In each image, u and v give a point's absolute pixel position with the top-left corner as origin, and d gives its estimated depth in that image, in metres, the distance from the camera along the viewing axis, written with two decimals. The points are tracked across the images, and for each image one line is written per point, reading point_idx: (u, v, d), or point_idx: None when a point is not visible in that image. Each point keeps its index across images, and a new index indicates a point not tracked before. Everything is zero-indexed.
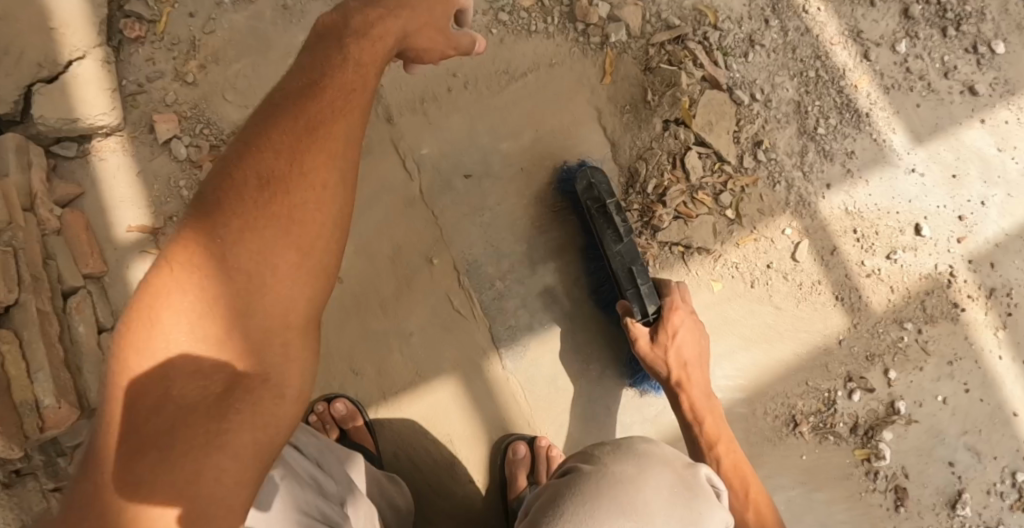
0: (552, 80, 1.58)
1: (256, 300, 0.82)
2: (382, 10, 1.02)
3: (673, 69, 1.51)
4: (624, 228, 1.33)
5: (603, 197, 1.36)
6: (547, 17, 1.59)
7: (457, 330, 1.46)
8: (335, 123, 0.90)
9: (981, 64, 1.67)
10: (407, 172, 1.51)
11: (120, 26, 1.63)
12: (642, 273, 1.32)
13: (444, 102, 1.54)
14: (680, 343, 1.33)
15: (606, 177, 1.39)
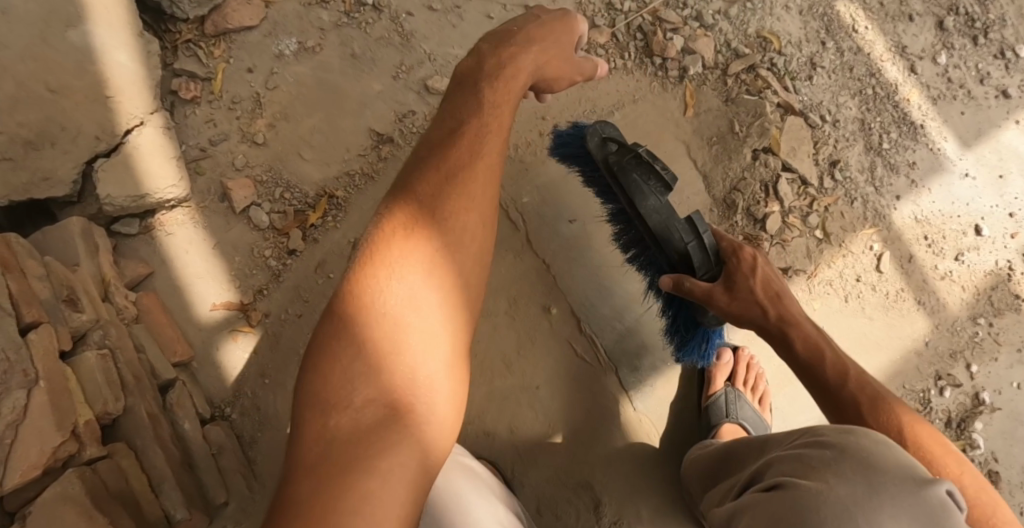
0: (637, 114, 1.61)
1: (452, 290, 0.84)
2: (516, 48, 1.00)
3: (757, 99, 1.59)
4: (670, 176, 1.16)
5: (625, 142, 1.20)
6: (623, 52, 1.62)
7: (587, 377, 1.43)
8: (466, 143, 0.91)
9: (1009, 68, 1.77)
10: (512, 222, 1.48)
11: (173, 86, 1.54)
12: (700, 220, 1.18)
13: (539, 147, 1.52)
14: (764, 277, 1.18)
15: (618, 128, 1.24)
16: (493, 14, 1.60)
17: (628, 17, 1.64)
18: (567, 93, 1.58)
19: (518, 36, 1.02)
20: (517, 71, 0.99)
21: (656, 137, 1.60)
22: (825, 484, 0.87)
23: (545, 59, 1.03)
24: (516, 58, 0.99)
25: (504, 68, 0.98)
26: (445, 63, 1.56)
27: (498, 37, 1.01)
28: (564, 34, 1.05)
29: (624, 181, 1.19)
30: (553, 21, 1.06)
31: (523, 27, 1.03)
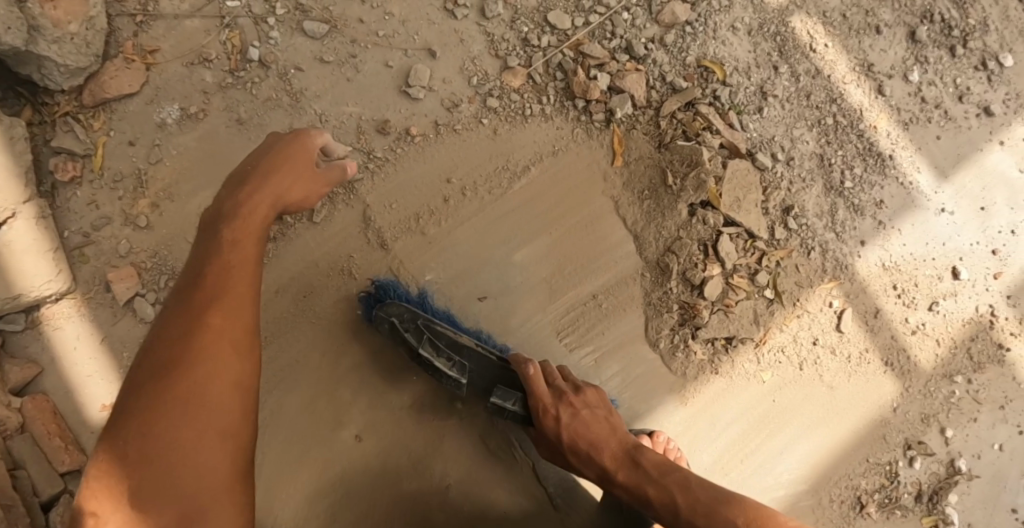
0: (556, 170, 1.41)
1: (199, 440, 0.92)
2: (250, 188, 1.13)
3: (692, 145, 1.39)
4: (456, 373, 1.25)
5: (411, 342, 1.26)
6: (541, 96, 1.43)
7: (502, 465, 1.36)
8: (230, 261, 1.04)
9: (993, 81, 1.57)
10: (414, 304, 1.33)
11: (51, 168, 1.41)
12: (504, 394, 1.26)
13: (444, 216, 1.36)
14: (569, 427, 1.21)
15: (402, 309, 1.27)
16: (393, 63, 1.43)
17: (546, 54, 1.45)
18: (474, 150, 1.39)
19: (260, 175, 1.16)
20: (258, 205, 1.12)
21: (578, 194, 1.41)
22: None
23: (285, 194, 1.16)
24: (250, 201, 1.12)
25: (243, 214, 1.10)
26: (339, 123, 1.40)
27: (238, 181, 1.16)
28: (300, 151, 1.20)
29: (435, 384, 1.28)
30: (284, 146, 1.21)
31: (254, 165, 1.17)
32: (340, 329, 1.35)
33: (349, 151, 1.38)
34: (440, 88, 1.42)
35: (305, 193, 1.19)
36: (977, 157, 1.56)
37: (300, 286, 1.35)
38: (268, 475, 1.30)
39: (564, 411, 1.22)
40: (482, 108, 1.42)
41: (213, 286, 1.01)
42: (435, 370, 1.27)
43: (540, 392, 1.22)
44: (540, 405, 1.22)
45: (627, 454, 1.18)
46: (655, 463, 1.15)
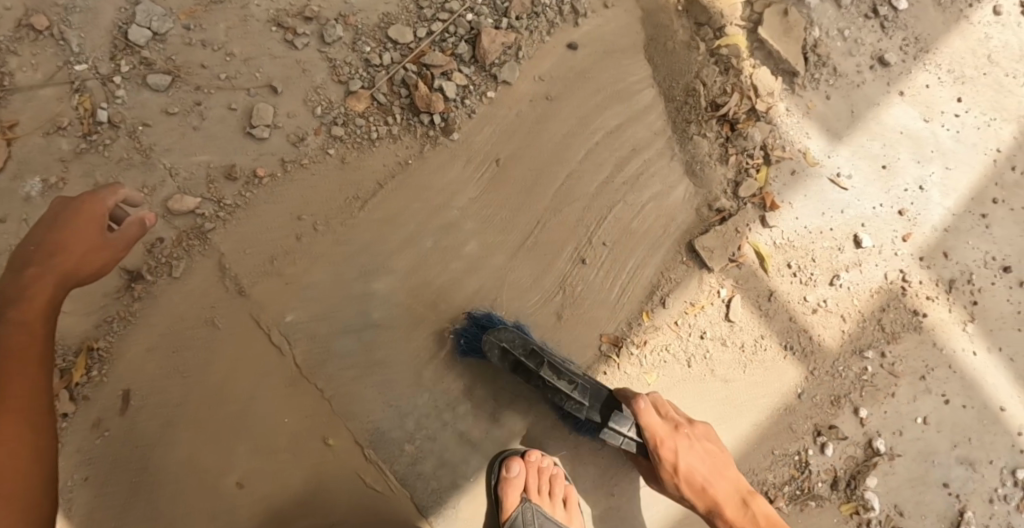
0: (407, 191, 1.36)
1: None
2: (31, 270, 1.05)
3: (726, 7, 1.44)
4: (573, 378, 1.24)
5: (527, 350, 1.25)
6: (388, 116, 1.39)
7: (401, 503, 1.30)
8: (13, 342, 1.00)
9: (885, 28, 1.50)
10: (278, 347, 1.33)
11: None
12: (583, 399, 1.24)
13: (298, 255, 1.34)
14: (683, 465, 1.22)
15: (514, 332, 1.27)
16: (237, 105, 1.41)
17: (389, 72, 1.40)
18: (323, 182, 1.37)
19: (43, 252, 1.06)
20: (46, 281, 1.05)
21: (431, 215, 1.36)
22: None
23: (80, 266, 1.07)
24: (34, 282, 1.04)
25: (24, 297, 1.03)
26: (190, 175, 1.38)
27: (20, 260, 1.06)
28: (88, 213, 1.09)
29: (536, 383, 1.26)
30: (68, 213, 1.09)
31: (37, 241, 1.07)
32: (212, 380, 1.33)
33: (199, 201, 1.36)
34: (285, 124, 1.39)
35: (99, 263, 1.09)
36: (877, 114, 1.48)
37: (169, 343, 1.34)
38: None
39: (683, 444, 1.22)
40: (328, 139, 1.38)
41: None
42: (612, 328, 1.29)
43: (655, 426, 1.21)
44: (655, 434, 1.21)
45: (694, 476, 1.23)
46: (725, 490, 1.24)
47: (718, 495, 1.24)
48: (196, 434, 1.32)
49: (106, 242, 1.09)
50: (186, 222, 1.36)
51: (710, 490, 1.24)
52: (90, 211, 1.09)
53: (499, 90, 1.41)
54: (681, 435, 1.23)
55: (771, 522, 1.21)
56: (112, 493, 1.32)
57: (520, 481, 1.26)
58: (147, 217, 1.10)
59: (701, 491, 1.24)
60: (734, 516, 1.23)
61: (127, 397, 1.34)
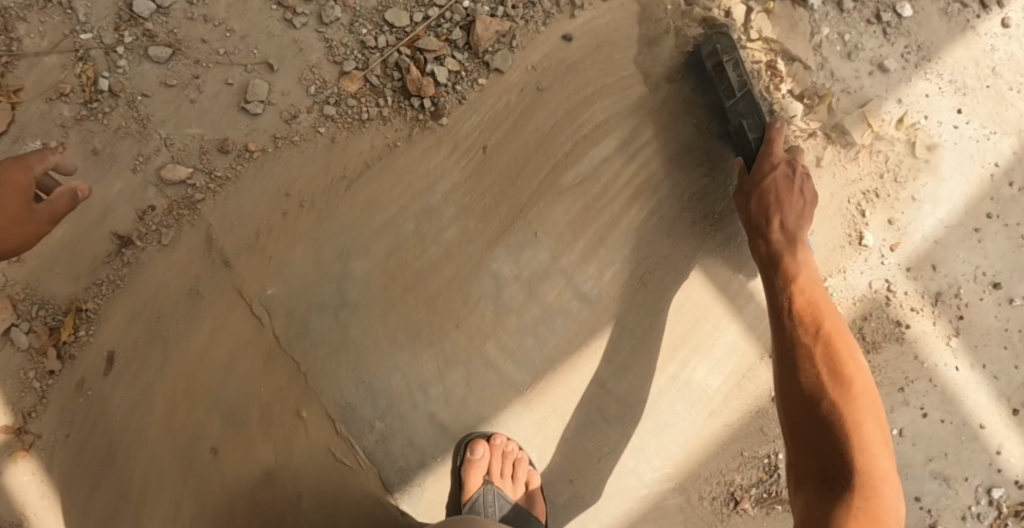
0: (394, 174, 1.38)
1: None
2: None
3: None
4: (741, 83, 1.31)
5: (727, 52, 1.34)
6: (379, 98, 1.40)
7: (368, 480, 1.32)
8: None
9: (888, 34, 1.48)
10: (257, 317, 1.34)
11: None
12: (751, 123, 1.32)
13: (282, 231, 1.36)
14: (784, 184, 1.27)
15: (732, 40, 1.35)
16: (233, 80, 1.43)
17: (383, 54, 1.42)
18: (311, 161, 1.39)
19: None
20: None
21: (415, 198, 1.37)
22: None
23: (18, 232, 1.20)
24: None
25: None
26: (183, 146, 1.41)
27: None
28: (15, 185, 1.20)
29: (720, 85, 1.36)
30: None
31: None
32: (191, 348, 1.36)
33: (191, 172, 1.39)
34: (279, 101, 1.41)
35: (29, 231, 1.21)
36: (873, 109, 1.45)
37: (154, 309, 1.38)
38: (135, 489, 1.36)
39: (794, 174, 1.27)
40: (319, 117, 1.40)
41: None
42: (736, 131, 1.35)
43: (777, 139, 1.27)
44: (770, 151, 1.27)
45: (778, 205, 1.27)
46: (802, 289, 1.25)
47: (811, 317, 1.22)
48: (173, 400, 1.36)
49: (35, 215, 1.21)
50: (177, 193, 1.39)
51: (773, 213, 1.27)
52: (15, 183, 1.21)
53: (490, 78, 1.42)
54: (786, 165, 1.27)
55: (851, 381, 1.18)
56: (92, 449, 1.38)
57: (483, 463, 1.29)
58: (77, 189, 1.24)
59: (809, 325, 1.22)
60: (832, 391, 1.17)
61: (112, 357, 1.39)
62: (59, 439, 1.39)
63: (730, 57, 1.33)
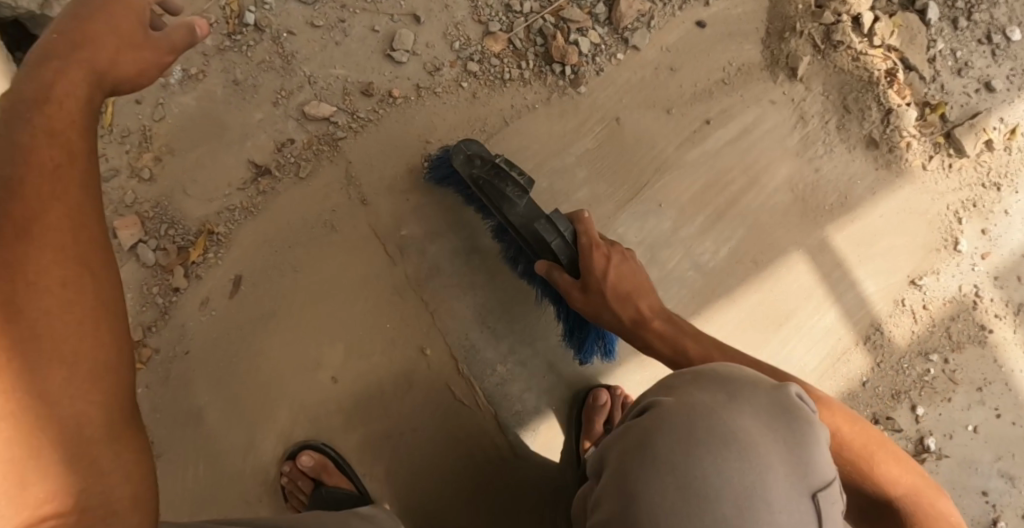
0: (530, 133, 1.44)
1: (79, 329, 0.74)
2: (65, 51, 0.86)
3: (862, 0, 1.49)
4: (524, 182, 1.21)
5: (491, 157, 1.25)
6: (521, 61, 1.46)
7: (481, 418, 1.40)
8: (60, 168, 0.80)
9: (996, 56, 1.54)
10: (389, 257, 1.41)
11: None
12: (546, 225, 1.21)
13: (420, 175, 1.42)
14: (618, 271, 1.21)
15: (481, 146, 1.30)
16: (379, 28, 1.48)
17: (527, 20, 1.48)
18: (452, 112, 1.44)
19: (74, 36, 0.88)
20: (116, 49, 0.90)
21: (550, 157, 1.43)
22: (685, 397, 0.99)
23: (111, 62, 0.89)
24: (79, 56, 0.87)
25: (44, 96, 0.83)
26: (326, 85, 1.46)
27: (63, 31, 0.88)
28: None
29: (488, 193, 1.25)
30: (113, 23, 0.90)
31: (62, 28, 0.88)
32: (319, 277, 1.42)
33: (334, 110, 1.44)
34: (423, 52, 1.47)
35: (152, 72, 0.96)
36: (983, 121, 1.50)
37: (285, 237, 1.43)
38: (252, 407, 1.41)
39: (612, 252, 1.22)
40: (462, 72, 1.46)
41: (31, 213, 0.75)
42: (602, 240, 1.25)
43: (590, 231, 1.22)
44: (592, 241, 1.20)
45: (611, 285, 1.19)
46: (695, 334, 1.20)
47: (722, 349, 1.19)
48: (297, 326, 1.42)
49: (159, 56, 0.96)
50: (318, 128, 1.44)
51: (641, 299, 1.21)
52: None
53: (627, 54, 1.48)
54: (614, 251, 1.22)
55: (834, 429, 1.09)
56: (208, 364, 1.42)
57: (603, 408, 1.36)
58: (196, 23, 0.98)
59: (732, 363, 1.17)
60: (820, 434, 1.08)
61: (238, 281, 1.44)
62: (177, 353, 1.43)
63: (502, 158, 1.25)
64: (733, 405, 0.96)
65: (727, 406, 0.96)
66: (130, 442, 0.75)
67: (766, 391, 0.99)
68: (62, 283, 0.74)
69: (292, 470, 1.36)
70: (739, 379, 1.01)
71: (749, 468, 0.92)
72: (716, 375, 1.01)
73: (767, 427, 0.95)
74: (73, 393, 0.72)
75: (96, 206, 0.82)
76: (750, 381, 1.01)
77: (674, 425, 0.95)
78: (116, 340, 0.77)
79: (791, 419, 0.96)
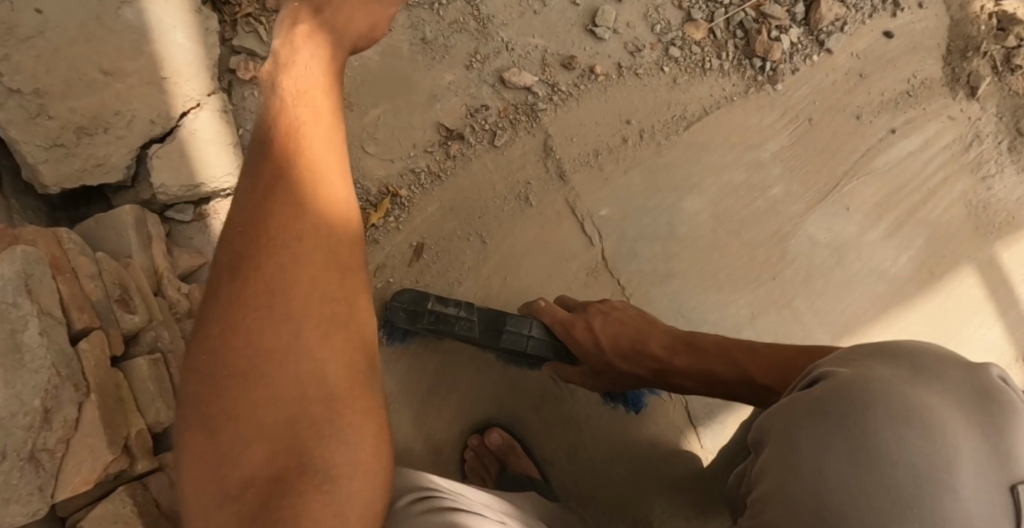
0: (728, 125, 1.43)
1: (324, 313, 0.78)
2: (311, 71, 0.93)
3: None
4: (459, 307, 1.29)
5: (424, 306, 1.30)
6: (722, 52, 1.45)
7: (657, 399, 1.40)
8: (316, 146, 0.85)
9: None
10: (586, 236, 1.37)
11: (231, 65, 1.44)
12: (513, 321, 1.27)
13: (621, 155, 1.39)
14: (610, 319, 1.22)
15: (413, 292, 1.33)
16: (581, 1, 1.43)
17: (727, 11, 1.45)
18: (653, 95, 1.42)
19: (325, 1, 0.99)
20: (313, 64, 0.93)
21: (746, 150, 1.43)
22: (865, 370, 0.74)
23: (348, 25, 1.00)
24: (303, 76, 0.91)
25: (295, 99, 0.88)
26: (525, 53, 1.41)
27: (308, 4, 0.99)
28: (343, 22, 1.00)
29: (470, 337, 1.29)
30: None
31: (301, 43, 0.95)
32: (509, 250, 1.37)
33: (534, 81, 1.39)
34: (624, 32, 1.44)
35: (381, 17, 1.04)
36: None
37: (475, 207, 1.38)
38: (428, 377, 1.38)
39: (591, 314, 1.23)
40: (663, 56, 1.44)
41: (283, 177, 0.81)
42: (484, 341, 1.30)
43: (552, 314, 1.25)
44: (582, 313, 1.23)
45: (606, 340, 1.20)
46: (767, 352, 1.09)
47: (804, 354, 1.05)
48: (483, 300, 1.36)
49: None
50: (515, 97, 1.39)
51: (648, 341, 1.19)
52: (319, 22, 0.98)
53: (820, 57, 1.48)
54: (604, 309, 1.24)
55: None
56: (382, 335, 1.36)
57: None
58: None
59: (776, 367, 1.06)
60: None
61: (419, 249, 1.37)
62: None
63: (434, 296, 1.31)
64: (917, 384, 0.71)
65: (915, 382, 0.71)
66: (357, 402, 0.76)
67: (961, 369, 0.72)
68: (299, 240, 0.79)
69: (481, 445, 1.34)
70: (967, 374, 0.71)
71: (956, 457, 0.65)
72: (907, 349, 0.76)
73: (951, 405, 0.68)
74: (304, 354, 0.76)
75: (342, 171, 0.86)
76: (937, 355, 0.74)
77: (847, 398, 0.71)
78: (349, 306, 0.80)
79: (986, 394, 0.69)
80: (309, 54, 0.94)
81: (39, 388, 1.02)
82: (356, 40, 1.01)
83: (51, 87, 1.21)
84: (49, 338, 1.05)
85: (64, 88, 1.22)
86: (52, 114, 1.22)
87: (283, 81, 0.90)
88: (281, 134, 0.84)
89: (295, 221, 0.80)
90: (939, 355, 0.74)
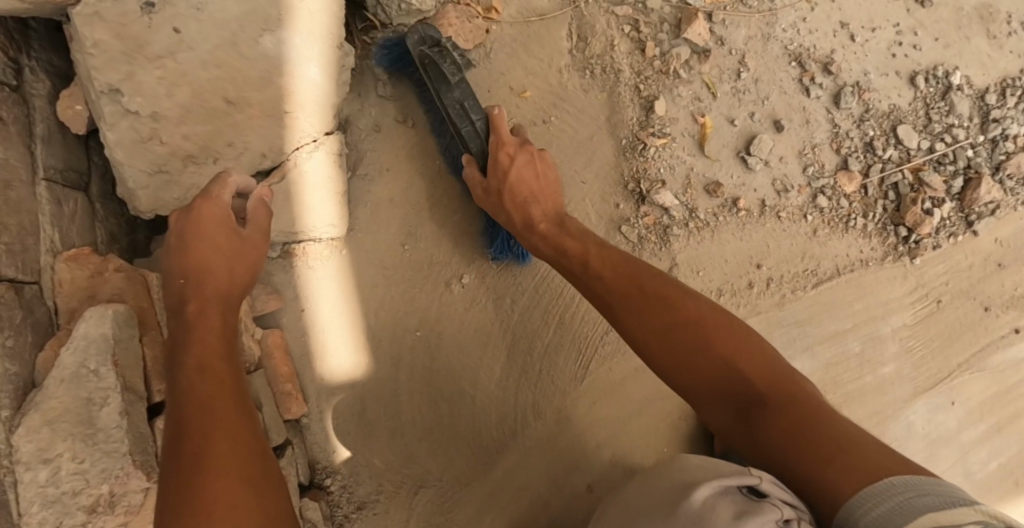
0: (859, 289, 1.35)
1: (246, 488, 0.85)
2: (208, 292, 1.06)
3: None
4: (454, 70, 1.21)
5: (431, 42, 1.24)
6: (868, 211, 1.36)
7: None
8: (223, 369, 0.99)
9: None
10: None
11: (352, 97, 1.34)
12: (475, 109, 1.21)
13: (743, 300, 1.32)
14: (518, 174, 1.18)
15: (446, 58, 1.23)
16: (737, 122, 1.36)
17: (883, 169, 1.37)
18: (791, 241, 1.34)
19: (195, 280, 1.06)
20: (211, 333, 1.02)
21: (869, 320, 1.35)
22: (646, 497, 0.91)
23: (229, 283, 1.08)
24: (203, 311, 1.04)
25: (198, 324, 1.02)
26: (670, 166, 1.32)
27: (176, 299, 1.06)
28: (221, 223, 1.08)
29: (430, 76, 1.22)
30: (192, 223, 1.07)
31: (193, 254, 1.06)
32: (607, 375, 1.30)
33: (673, 202, 1.31)
34: (775, 166, 1.35)
35: (251, 260, 1.11)
36: None
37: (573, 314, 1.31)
38: (488, 487, 1.30)
39: (520, 153, 1.19)
40: (809, 202, 1.35)
41: (198, 442, 0.88)
42: (433, 81, 1.22)
43: (502, 127, 1.19)
44: (496, 139, 1.18)
45: (510, 191, 1.17)
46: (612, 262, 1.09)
47: (629, 280, 1.06)
48: (563, 419, 1.30)
49: (241, 238, 1.11)
50: (652, 213, 1.31)
51: (532, 204, 1.18)
52: (211, 216, 1.08)
53: (965, 236, 1.38)
54: (523, 151, 1.19)
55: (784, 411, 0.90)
56: (454, 426, 1.31)
57: None
58: (263, 195, 1.14)
59: (635, 282, 1.06)
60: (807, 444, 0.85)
61: (511, 345, 1.31)
62: (431, 404, 1.31)
63: (440, 50, 1.24)
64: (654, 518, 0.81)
65: (659, 501, 0.85)
66: None
67: (687, 478, 0.86)
68: (227, 471, 0.86)
69: None
70: (698, 478, 0.85)
71: None
72: (674, 472, 0.92)
73: (667, 516, 0.79)
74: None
75: (237, 390, 0.98)
76: (699, 470, 0.88)
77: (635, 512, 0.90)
78: (264, 488, 0.87)
79: (700, 486, 0.80)
80: (235, 270, 1.09)
81: (110, 474, 0.93)
82: (256, 260, 1.12)
83: (168, 111, 1.08)
84: (128, 420, 0.96)
85: (182, 113, 1.09)
86: (163, 140, 1.10)
87: (191, 347, 1.00)
88: (195, 414, 0.91)
89: (217, 478, 0.85)
90: (687, 472, 0.88)
